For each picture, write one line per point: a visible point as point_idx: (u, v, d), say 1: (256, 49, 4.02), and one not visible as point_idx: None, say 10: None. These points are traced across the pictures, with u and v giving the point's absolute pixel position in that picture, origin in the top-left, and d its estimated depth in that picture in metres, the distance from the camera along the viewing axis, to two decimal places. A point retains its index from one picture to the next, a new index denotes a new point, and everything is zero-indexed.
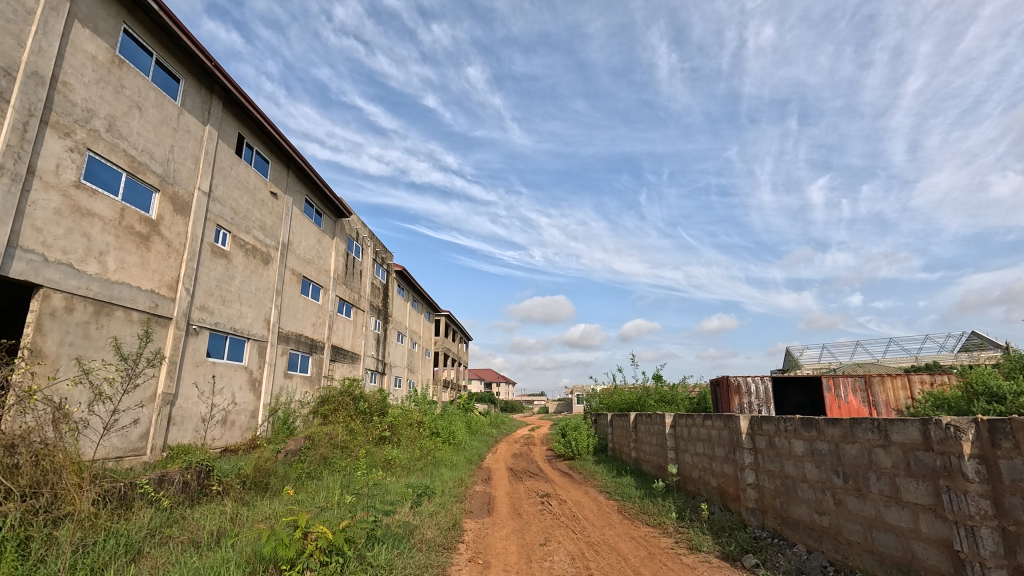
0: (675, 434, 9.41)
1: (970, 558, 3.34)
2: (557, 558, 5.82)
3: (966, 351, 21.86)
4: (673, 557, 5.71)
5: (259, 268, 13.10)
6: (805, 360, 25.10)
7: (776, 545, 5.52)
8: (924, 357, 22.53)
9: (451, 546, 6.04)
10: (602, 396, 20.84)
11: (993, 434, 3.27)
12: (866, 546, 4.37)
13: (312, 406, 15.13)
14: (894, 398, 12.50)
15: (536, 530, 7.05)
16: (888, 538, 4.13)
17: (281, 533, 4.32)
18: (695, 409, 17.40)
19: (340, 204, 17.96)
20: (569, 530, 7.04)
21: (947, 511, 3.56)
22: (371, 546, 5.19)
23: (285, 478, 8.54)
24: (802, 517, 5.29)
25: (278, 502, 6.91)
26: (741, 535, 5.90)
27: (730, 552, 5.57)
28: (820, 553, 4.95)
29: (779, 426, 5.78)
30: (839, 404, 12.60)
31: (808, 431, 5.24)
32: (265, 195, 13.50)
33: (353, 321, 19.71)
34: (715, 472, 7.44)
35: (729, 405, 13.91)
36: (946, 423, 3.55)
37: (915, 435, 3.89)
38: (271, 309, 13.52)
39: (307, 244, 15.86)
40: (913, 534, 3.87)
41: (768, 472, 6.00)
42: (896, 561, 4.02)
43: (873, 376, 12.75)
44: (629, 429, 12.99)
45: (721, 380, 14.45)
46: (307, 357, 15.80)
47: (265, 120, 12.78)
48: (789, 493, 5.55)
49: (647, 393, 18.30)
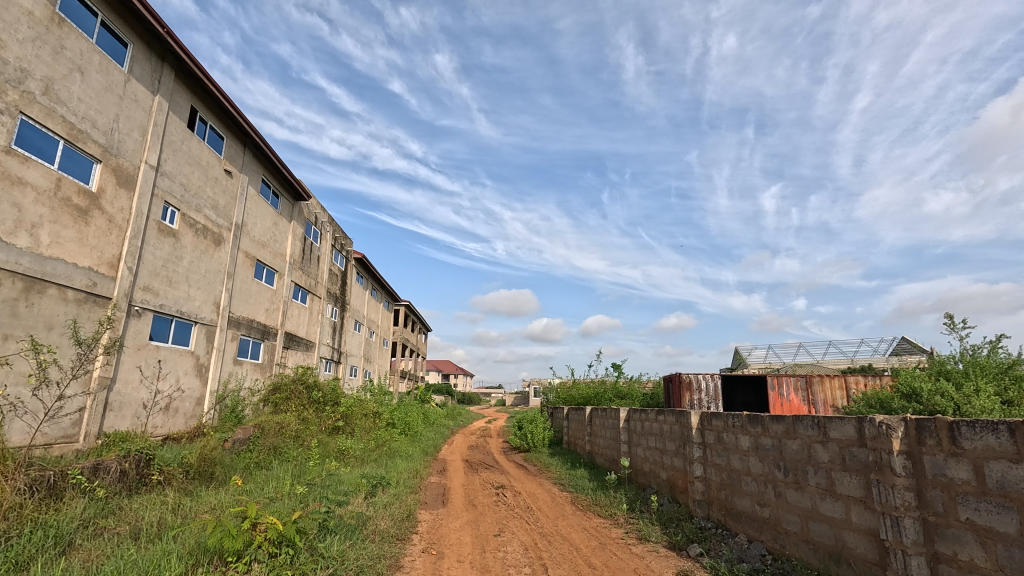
0: (629, 429, 9.63)
1: (893, 546, 3.57)
2: (511, 548, 5.87)
3: (896, 355, 23.60)
4: (622, 547, 5.88)
5: (210, 249, 12.51)
6: (751, 360, 26.10)
7: (720, 535, 5.79)
8: (859, 359, 24.19)
9: (405, 537, 6.00)
10: (560, 390, 21.13)
11: (919, 432, 3.51)
12: (803, 536, 4.63)
13: (263, 394, 14.61)
14: (831, 397, 13.30)
15: (490, 521, 7.10)
16: (823, 529, 4.38)
17: (228, 524, 4.18)
18: (649, 403, 17.92)
19: (299, 186, 17.28)
20: (524, 521, 7.11)
21: (876, 503, 3.79)
22: (322, 538, 5.06)
23: (231, 468, 8.22)
24: (745, 509, 5.55)
25: (225, 493, 6.68)
26: (687, 526, 6.13)
27: (676, 542, 5.79)
28: (760, 542, 5.22)
29: (727, 422, 6.03)
30: (782, 402, 13.28)
31: (754, 428, 5.48)
32: (218, 173, 12.87)
33: (308, 308, 19.14)
34: (665, 465, 7.70)
35: (680, 401, 14.37)
36: (879, 422, 3.79)
37: (852, 433, 4.13)
38: (221, 292, 12.94)
39: (262, 226, 15.24)
40: (845, 524, 4.13)
41: (715, 466, 6.24)
42: (829, 551, 4.28)
43: (814, 376, 13.48)
44: (584, 423, 13.18)
45: (673, 377, 14.90)
46: (258, 344, 15.24)
47: (221, 93, 12.14)
48: (733, 486, 5.80)
49: (604, 387, 18.72)
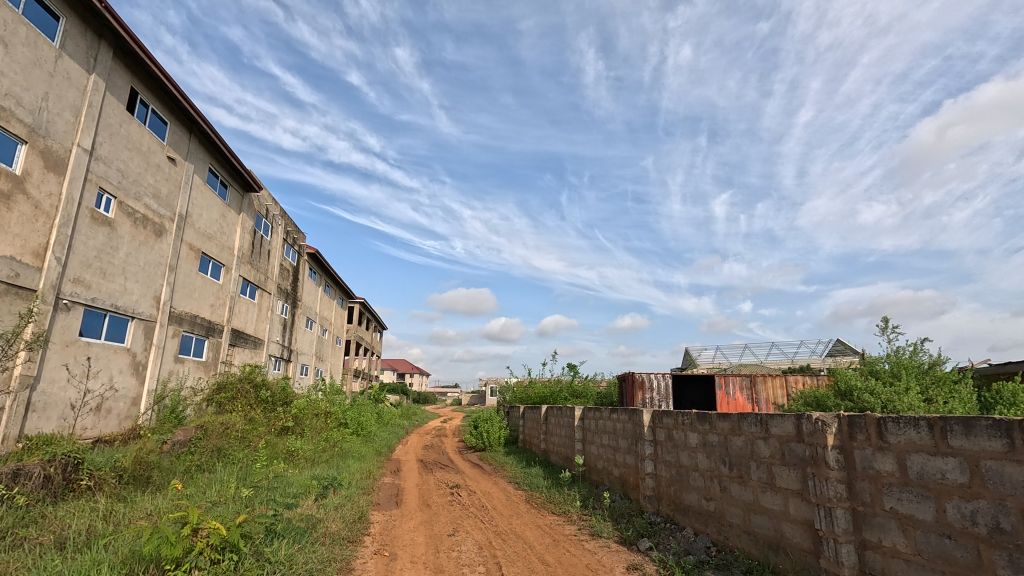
0: (583, 427, 9.80)
1: (825, 535, 3.80)
2: (465, 548, 5.85)
3: (832, 357, 25.10)
4: (575, 544, 5.98)
5: (150, 240, 11.81)
6: (701, 360, 27.12)
7: (668, 530, 5.98)
8: (798, 360, 25.58)
9: (356, 539, 5.87)
10: (516, 389, 21.25)
11: (851, 427, 3.75)
12: (745, 528, 4.85)
13: (206, 394, 13.92)
14: (773, 395, 14.01)
15: (444, 521, 7.05)
16: (763, 521, 4.61)
17: (165, 530, 3.96)
18: (603, 402, 18.30)
19: (249, 177, 16.58)
20: (478, 520, 7.10)
21: (812, 495, 4.02)
22: (269, 542, 4.88)
23: (170, 472, 7.80)
24: (692, 503, 5.77)
25: (163, 498, 6.32)
26: (638, 521, 6.31)
27: (627, 537, 5.95)
28: (706, 534, 5.43)
29: (677, 419, 6.24)
30: (728, 400, 13.87)
31: (702, 425, 5.70)
32: (160, 159, 12.17)
33: (257, 304, 18.39)
34: (618, 462, 7.88)
35: (633, 400, 14.75)
36: (815, 418, 4.01)
37: (791, 429, 4.36)
38: (162, 286, 12.24)
39: (208, 217, 14.53)
40: (784, 516, 4.36)
41: (665, 462, 6.44)
42: (768, 541, 4.51)
43: (758, 375, 14.13)
44: (539, 422, 13.31)
45: (627, 376, 15.28)
46: (202, 341, 14.52)
47: (164, 76, 11.49)
48: (682, 481, 6.01)
49: (559, 387, 18.95)
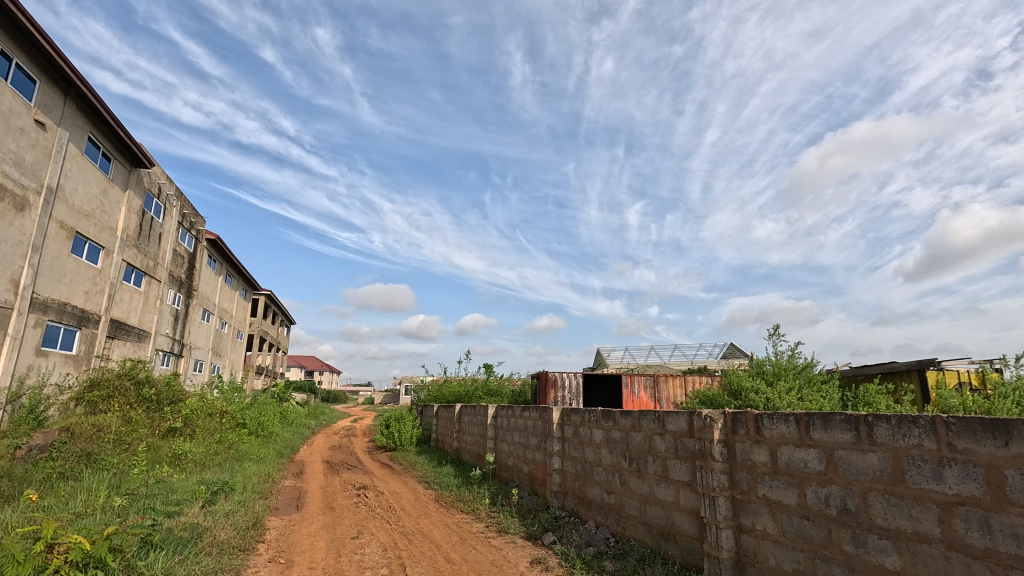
0: (495, 425, 9.91)
1: (709, 521, 4.14)
2: (369, 550, 5.68)
3: (726, 359, 27.45)
4: (482, 541, 6.03)
5: (9, 215, 10.24)
6: (611, 360, 28.50)
7: (572, 523, 6.22)
8: (697, 361, 27.71)
9: (249, 547, 5.49)
10: (431, 387, 21.02)
11: (734, 423, 4.12)
12: (640, 518, 5.16)
13: (74, 391, 12.15)
14: (673, 394, 15.04)
15: (348, 523, 6.80)
16: (657, 511, 4.94)
17: (13, 548, 3.46)
18: (516, 400, 18.63)
19: (139, 151, 14.92)
20: (384, 521, 6.93)
21: (699, 485, 4.37)
22: (144, 555, 4.42)
23: (23, 481, 6.80)
24: (594, 497, 6.04)
25: (12, 511, 5.50)
26: (544, 516, 6.50)
27: (532, 532, 6.10)
28: (606, 526, 5.72)
29: (584, 417, 6.50)
30: (633, 399, 14.69)
31: (606, 422, 5.98)
32: (25, 122, 10.59)
33: (143, 292, 16.61)
34: (527, 459, 8.06)
35: (546, 398, 15.18)
36: (705, 415, 4.37)
37: (684, 425, 4.71)
38: (22, 268, 10.67)
39: (86, 192, 12.88)
40: (674, 506, 4.70)
41: (572, 458, 6.69)
42: (660, 530, 4.84)
43: (661, 376, 15.09)
44: (453, 420, 13.27)
45: (540, 375, 15.68)
46: (72, 332, 12.84)
47: (34, 26, 10.02)
48: (586, 476, 6.27)
49: (475, 388, 18.86)
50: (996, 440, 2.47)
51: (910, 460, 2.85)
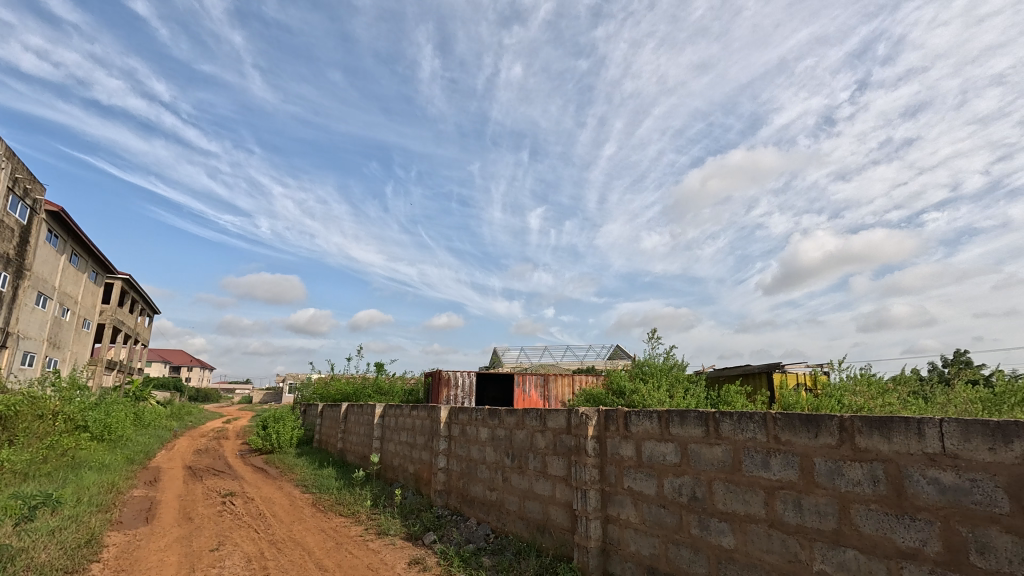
0: (382, 425, 9.62)
1: (580, 513, 4.39)
2: (230, 563, 5.21)
3: (612, 360, 29.30)
4: (359, 545, 5.81)
5: None
6: (506, 359, 29.08)
7: (453, 521, 6.24)
8: (587, 362, 29.26)
9: (78, 569, 4.76)
10: (317, 385, 19.88)
11: (606, 420, 4.41)
12: (519, 514, 5.32)
13: None
14: (561, 393, 15.70)
15: (208, 535, 6.18)
16: (534, 506, 5.13)
17: None
18: (408, 399, 18.27)
19: None
20: (251, 530, 6.40)
21: (573, 480, 4.61)
22: None
23: None
24: (477, 494, 6.11)
25: None
26: (425, 516, 6.44)
27: (413, 533, 6.01)
28: (486, 523, 5.82)
29: (471, 416, 6.55)
30: (523, 397, 15.12)
31: (492, 420, 6.08)
32: None
33: None
34: (413, 459, 7.94)
35: (438, 397, 15.11)
36: (581, 413, 4.62)
37: (562, 422, 4.94)
38: None
39: None
40: (550, 500, 4.91)
41: (457, 457, 6.71)
42: (537, 523, 5.04)
43: (551, 375, 15.69)
44: (338, 420, 12.66)
45: (433, 373, 15.57)
46: None
47: None
48: (470, 474, 6.32)
49: (364, 383, 18.34)
50: (810, 432, 2.90)
51: (746, 451, 3.25)
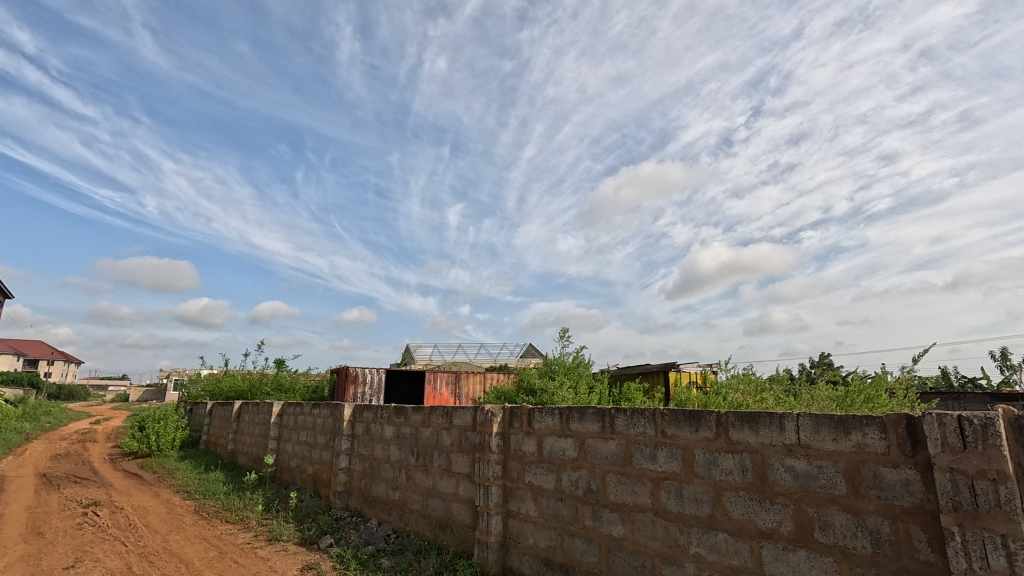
0: (280, 424, 9.04)
1: (482, 509, 4.43)
2: None
3: (525, 357, 29.93)
4: (246, 553, 5.41)
5: None
6: (419, 355, 28.61)
7: (353, 523, 6.02)
8: (500, 359, 29.61)
9: None
10: (208, 381, 18.24)
11: (510, 417, 4.49)
12: (422, 512, 5.26)
13: None
14: (472, 391, 15.71)
15: (62, 551, 5.42)
16: (437, 504, 5.09)
17: None
18: (312, 396, 17.34)
19: None
20: (117, 543, 5.72)
21: (476, 476, 4.64)
22: None
23: None
24: (379, 494, 5.95)
25: None
26: (323, 518, 6.16)
27: (308, 537, 5.72)
28: (388, 523, 5.68)
29: (376, 414, 6.36)
30: (433, 394, 14.95)
31: (397, 418, 5.94)
32: None
33: None
34: (312, 460, 7.55)
35: (344, 394, 14.51)
36: (487, 410, 4.65)
37: (468, 420, 4.95)
38: None
39: None
40: (454, 497, 4.91)
41: (360, 456, 6.48)
42: (439, 522, 5.01)
43: (462, 373, 15.66)
44: (229, 419, 11.70)
45: (340, 369, 14.92)
46: None
47: None
48: (373, 474, 6.14)
49: (262, 379, 17.11)
50: (692, 427, 3.16)
51: (637, 445, 3.46)
